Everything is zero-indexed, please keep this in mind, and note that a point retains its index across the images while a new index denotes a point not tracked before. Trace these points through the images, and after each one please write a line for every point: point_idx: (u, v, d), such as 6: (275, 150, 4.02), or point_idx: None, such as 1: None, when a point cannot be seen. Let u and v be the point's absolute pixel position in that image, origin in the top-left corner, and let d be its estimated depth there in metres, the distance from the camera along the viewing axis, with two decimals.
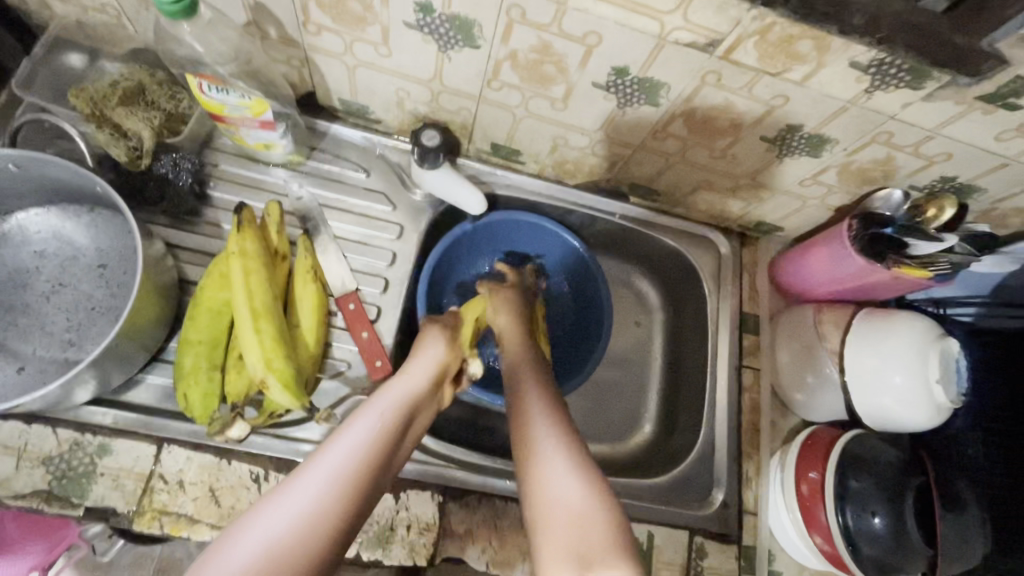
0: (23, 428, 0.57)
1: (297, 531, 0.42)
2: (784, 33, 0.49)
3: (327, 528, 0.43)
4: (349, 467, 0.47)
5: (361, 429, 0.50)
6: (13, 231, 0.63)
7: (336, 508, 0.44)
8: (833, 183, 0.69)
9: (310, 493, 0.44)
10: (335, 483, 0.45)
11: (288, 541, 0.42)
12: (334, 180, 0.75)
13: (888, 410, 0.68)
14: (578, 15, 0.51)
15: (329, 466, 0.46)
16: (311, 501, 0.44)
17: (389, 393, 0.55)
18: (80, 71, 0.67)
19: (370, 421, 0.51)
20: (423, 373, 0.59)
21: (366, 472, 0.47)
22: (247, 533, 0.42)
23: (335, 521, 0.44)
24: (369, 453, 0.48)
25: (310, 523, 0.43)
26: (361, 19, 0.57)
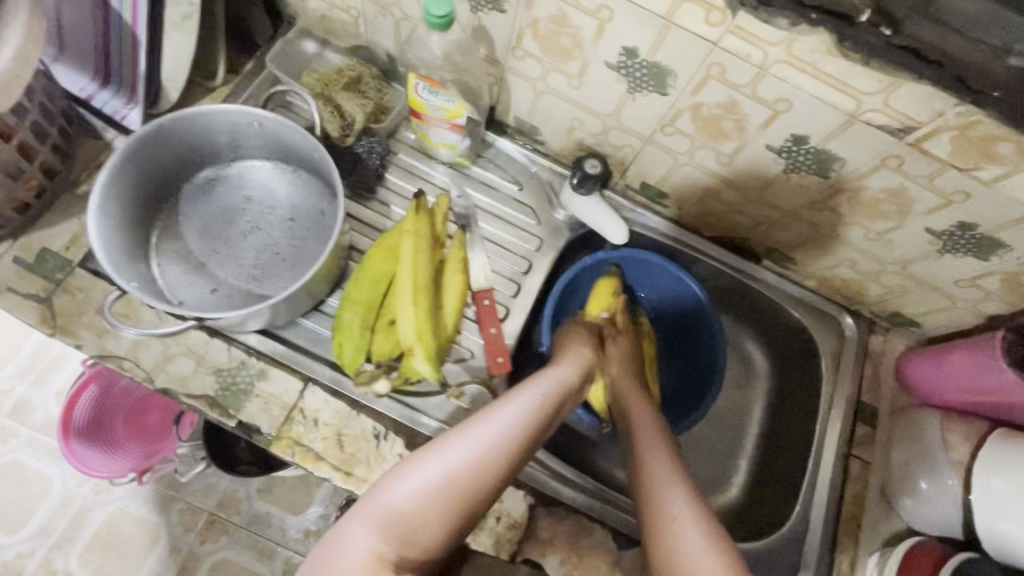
0: (206, 338, 0.66)
1: (472, 462, 0.51)
2: (986, 132, 0.50)
3: (491, 468, 0.51)
4: (515, 422, 0.55)
5: (525, 401, 0.57)
6: (232, 175, 0.74)
7: (512, 452, 0.53)
8: (993, 289, 0.67)
9: (495, 434, 0.53)
10: (505, 433, 0.53)
11: (476, 466, 0.51)
12: (491, 187, 0.82)
13: (1016, 540, 0.63)
14: (776, 83, 0.55)
15: (498, 421, 0.54)
16: (489, 441, 0.52)
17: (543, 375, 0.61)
18: (310, 56, 0.80)
19: (532, 396, 0.58)
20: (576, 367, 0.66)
21: (528, 433, 0.55)
22: (434, 451, 0.51)
23: (500, 463, 0.52)
24: (530, 417, 0.56)
25: (491, 459, 0.52)
26: (567, 54, 0.64)
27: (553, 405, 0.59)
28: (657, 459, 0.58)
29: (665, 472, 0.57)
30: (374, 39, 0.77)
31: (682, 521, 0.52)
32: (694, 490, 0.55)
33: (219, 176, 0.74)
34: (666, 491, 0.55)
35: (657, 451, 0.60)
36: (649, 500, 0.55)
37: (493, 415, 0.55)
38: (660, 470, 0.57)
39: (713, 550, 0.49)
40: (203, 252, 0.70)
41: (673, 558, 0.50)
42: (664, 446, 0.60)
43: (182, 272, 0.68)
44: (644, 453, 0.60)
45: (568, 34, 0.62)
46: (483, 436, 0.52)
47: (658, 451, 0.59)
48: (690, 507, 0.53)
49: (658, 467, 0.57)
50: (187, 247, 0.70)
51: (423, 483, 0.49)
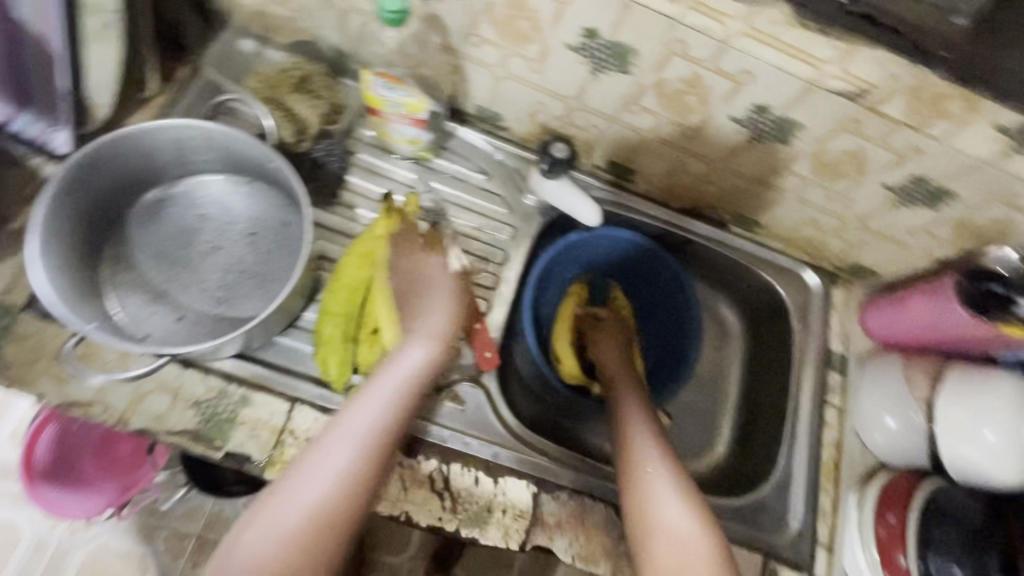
0: (179, 371, 0.63)
1: (346, 473, 0.49)
2: (937, 91, 0.52)
3: (360, 480, 0.49)
4: (378, 419, 0.52)
5: (377, 406, 0.52)
6: (181, 193, 0.69)
7: (366, 467, 0.49)
8: (944, 235, 0.71)
9: (345, 454, 0.49)
10: (368, 440, 0.50)
11: (331, 494, 0.48)
12: (458, 179, 0.80)
13: (978, 466, 0.68)
14: (737, 55, 0.55)
15: (353, 430, 0.51)
16: (354, 453, 0.50)
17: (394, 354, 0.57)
18: (250, 57, 0.75)
19: (384, 397, 0.53)
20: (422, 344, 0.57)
21: (391, 431, 0.52)
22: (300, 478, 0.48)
23: (371, 468, 0.50)
24: (392, 409, 0.53)
25: (343, 482, 0.48)
26: (525, 37, 0.62)
27: (409, 402, 0.54)
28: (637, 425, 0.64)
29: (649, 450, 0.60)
30: (318, 33, 0.73)
31: (664, 498, 0.55)
32: (678, 464, 0.59)
33: (167, 196, 0.69)
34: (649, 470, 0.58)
35: (642, 428, 0.63)
36: (633, 474, 0.59)
37: (340, 432, 0.50)
38: (638, 433, 0.63)
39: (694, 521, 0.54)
40: (162, 279, 0.66)
41: (656, 531, 0.53)
42: (647, 420, 0.65)
43: (142, 304, 0.64)
44: (630, 431, 0.63)
45: (525, 18, 0.60)
46: (343, 448, 0.50)
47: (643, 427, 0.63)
48: (675, 480, 0.57)
49: (640, 443, 0.61)
50: (144, 276, 0.66)
51: (281, 527, 0.46)
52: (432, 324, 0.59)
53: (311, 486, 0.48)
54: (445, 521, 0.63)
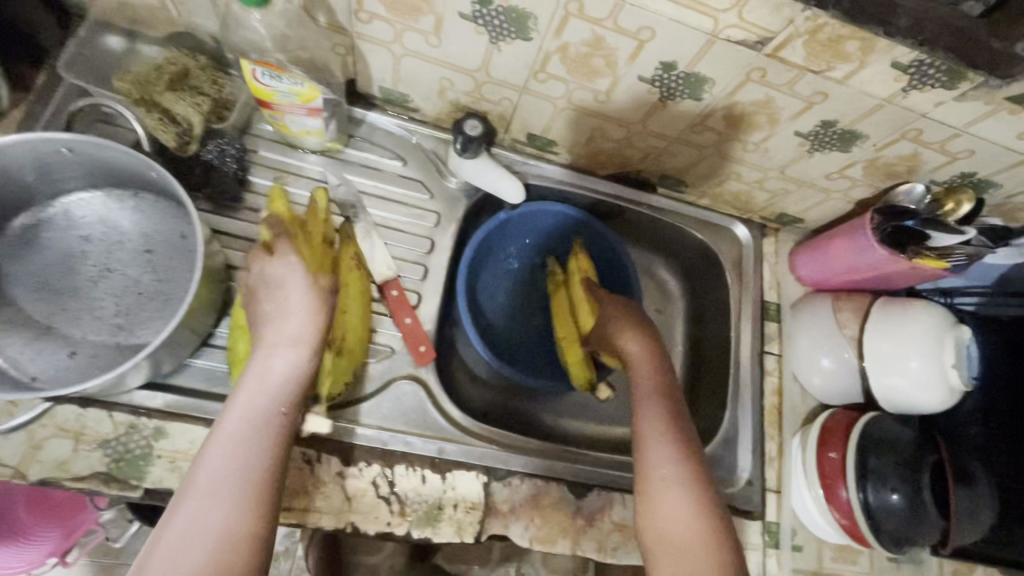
0: (79, 411, 0.57)
1: (226, 517, 0.43)
2: (833, 34, 0.52)
3: (247, 519, 0.44)
4: (252, 448, 0.47)
5: (243, 433, 0.47)
6: (57, 215, 0.63)
7: (248, 505, 0.45)
8: (859, 176, 0.72)
9: (220, 497, 0.44)
10: (246, 475, 0.46)
11: (212, 545, 0.42)
12: (372, 168, 0.76)
13: (904, 392, 0.72)
14: (634, 12, 0.53)
15: (218, 474, 0.45)
16: (227, 494, 0.44)
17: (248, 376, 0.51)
18: (118, 54, 0.67)
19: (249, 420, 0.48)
20: (285, 352, 0.53)
21: (270, 458, 0.47)
22: (168, 542, 0.42)
23: (253, 504, 0.45)
24: (263, 432, 0.48)
25: (226, 527, 0.43)
26: (416, 9, 0.58)
27: (276, 418, 0.49)
28: (647, 414, 0.58)
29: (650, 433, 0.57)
30: (192, 22, 0.66)
31: (661, 489, 0.53)
32: (684, 457, 0.55)
33: (40, 219, 0.62)
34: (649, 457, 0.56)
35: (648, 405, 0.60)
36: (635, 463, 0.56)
37: (206, 475, 0.45)
38: (650, 428, 0.57)
39: (691, 511, 0.52)
40: (45, 313, 0.60)
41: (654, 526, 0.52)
42: (660, 407, 0.59)
43: (25, 343, 0.58)
44: (632, 413, 0.60)
45: None
46: (212, 493, 0.44)
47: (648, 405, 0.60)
48: (673, 463, 0.55)
49: (652, 439, 0.56)
50: (23, 311, 0.59)
51: None
52: (286, 329, 0.54)
53: (182, 551, 0.41)
54: (394, 525, 0.61)
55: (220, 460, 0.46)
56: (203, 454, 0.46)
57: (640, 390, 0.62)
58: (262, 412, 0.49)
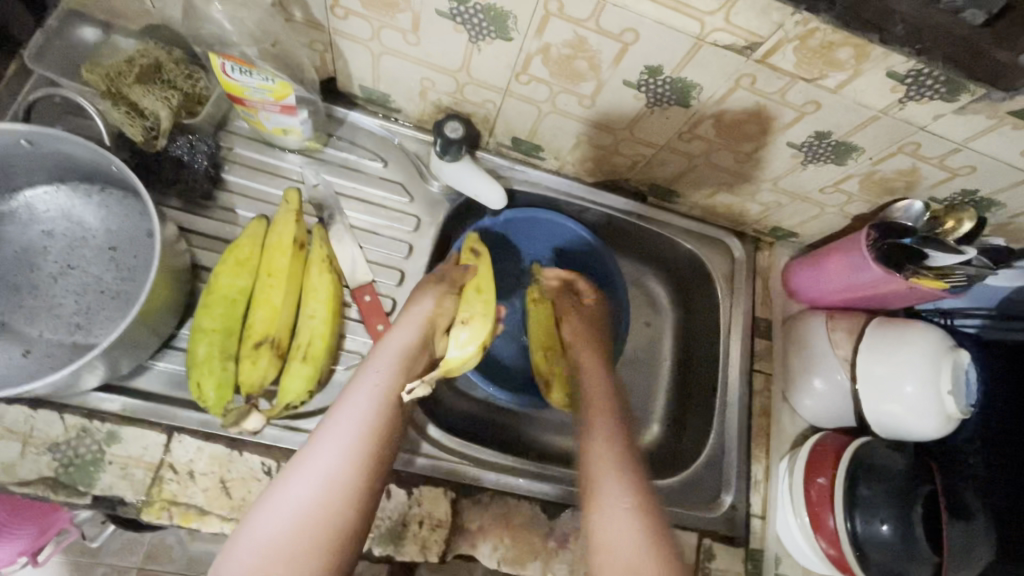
0: (29, 413, 0.55)
1: (321, 495, 0.48)
2: (825, 39, 0.49)
3: (344, 497, 0.48)
4: (357, 435, 0.51)
5: (358, 406, 0.53)
6: (22, 209, 0.61)
7: (350, 478, 0.49)
8: (855, 191, 0.69)
9: (327, 461, 0.50)
10: (346, 453, 0.50)
11: (313, 508, 0.47)
12: (351, 169, 0.74)
13: (898, 418, 0.68)
14: (616, 12, 0.51)
15: (335, 442, 0.51)
16: (327, 474, 0.49)
17: (380, 360, 0.57)
18: (93, 45, 0.65)
19: (364, 393, 0.54)
20: (407, 331, 0.60)
21: (372, 441, 0.52)
22: (274, 506, 0.48)
23: (352, 484, 0.49)
24: (372, 420, 0.52)
25: (326, 493, 0.48)
26: (392, 6, 0.56)
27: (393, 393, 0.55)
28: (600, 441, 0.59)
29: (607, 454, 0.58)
30: (168, 14, 0.64)
31: (609, 508, 0.54)
32: (634, 479, 0.56)
33: (4, 213, 0.61)
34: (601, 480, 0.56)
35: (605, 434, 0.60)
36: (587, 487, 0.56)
37: (319, 442, 0.51)
38: (606, 453, 0.58)
39: (634, 525, 0.53)
40: (2, 309, 0.58)
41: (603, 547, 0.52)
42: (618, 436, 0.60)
43: None
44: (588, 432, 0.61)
45: None
46: (319, 470, 0.49)
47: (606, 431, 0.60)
48: (621, 486, 0.55)
49: (604, 463, 0.57)
50: None
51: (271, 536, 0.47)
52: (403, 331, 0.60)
53: (292, 505, 0.48)
54: None
55: (340, 433, 0.51)
56: (322, 427, 0.52)
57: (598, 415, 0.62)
58: (377, 384, 0.55)
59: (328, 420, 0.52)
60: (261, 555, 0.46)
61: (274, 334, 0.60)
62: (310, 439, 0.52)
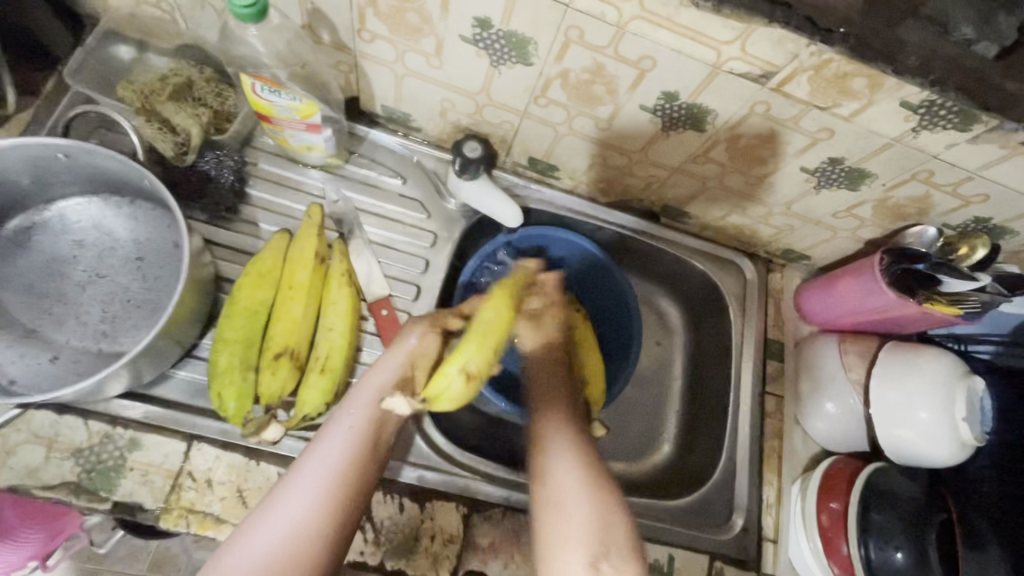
0: (55, 418, 0.57)
1: (284, 546, 0.45)
2: (839, 70, 0.50)
3: (309, 548, 0.45)
4: (326, 482, 0.48)
5: (335, 443, 0.51)
6: (55, 219, 0.64)
7: (320, 521, 0.46)
8: (867, 216, 0.70)
9: (296, 505, 0.47)
10: (312, 502, 0.47)
11: (279, 554, 0.44)
12: (371, 186, 0.75)
13: (912, 444, 0.68)
14: (635, 40, 0.52)
15: (308, 483, 0.48)
16: (291, 523, 0.46)
17: (353, 402, 0.54)
18: (128, 64, 0.68)
19: (341, 432, 0.52)
20: (390, 370, 0.57)
21: (343, 489, 0.49)
22: (231, 557, 0.45)
23: (318, 533, 0.46)
24: (343, 466, 0.50)
25: (295, 536, 0.45)
26: (417, 31, 0.58)
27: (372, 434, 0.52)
28: (551, 427, 0.53)
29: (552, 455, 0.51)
30: (200, 35, 0.67)
31: (567, 513, 0.47)
32: (584, 462, 0.50)
33: (38, 223, 0.63)
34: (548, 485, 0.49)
35: (555, 432, 0.53)
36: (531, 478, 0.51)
37: (289, 486, 0.48)
38: (553, 439, 0.52)
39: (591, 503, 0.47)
40: (32, 316, 0.60)
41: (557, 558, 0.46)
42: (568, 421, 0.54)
43: (9, 344, 0.58)
44: (539, 425, 0.54)
45: (413, 9, 0.56)
46: (289, 511, 0.46)
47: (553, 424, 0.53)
48: (569, 472, 0.49)
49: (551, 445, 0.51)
50: (10, 313, 0.59)
51: None
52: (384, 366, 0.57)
53: (254, 549, 0.44)
54: (367, 554, 0.59)
55: (314, 470, 0.49)
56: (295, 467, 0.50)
57: (550, 405, 0.55)
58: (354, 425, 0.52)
59: (301, 460, 0.50)
60: None
61: (293, 346, 0.61)
62: (279, 483, 0.49)
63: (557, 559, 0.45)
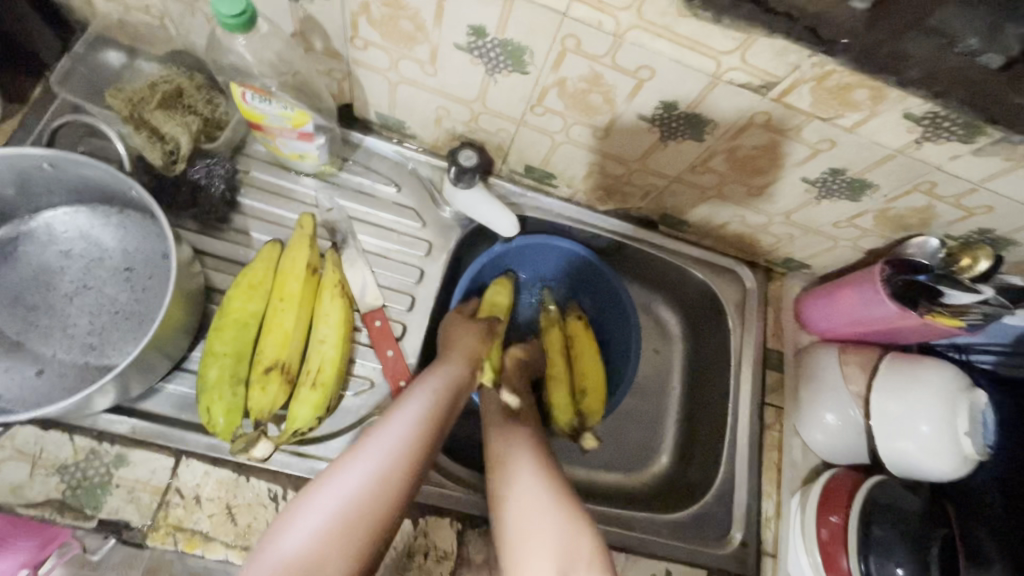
0: (40, 433, 0.56)
1: (370, 486, 0.51)
2: (841, 81, 0.49)
3: (391, 490, 0.52)
4: (407, 439, 0.55)
5: (415, 408, 0.58)
6: (42, 229, 0.62)
7: (399, 472, 0.53)
8: (869, 226, 0.69)
9: (377, 457, 0.53)
10: (395, 451, 0.54)
11: (364, 494, 0.51)
12: (365, 194, 0.74)
13: (914, 458, 0.67)
14: (633, 50, 0.51)
15: (390, 439, 0.54)
16: (377, 466, 0.52)
17: (433, 376, 0.62)
18: (117, 70, 0.67)
19: (420, 400, 0.59)
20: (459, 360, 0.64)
21: (419, 448, 0.55)
22: (322, 493, 0.51)
23: (398, 478, 0.52)
24: (422, 425, 0.56)
25: (380, 481, 0.52)
26: (411, 38, 0.57)
27: (443, 409, 0.59)
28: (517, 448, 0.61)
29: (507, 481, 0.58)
30: (191, 41, 0.66)
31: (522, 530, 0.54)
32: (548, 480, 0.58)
33: (25, 233, 0.62)
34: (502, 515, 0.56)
35: (517, 444, 0.62)
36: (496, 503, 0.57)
37: (372, 440, 0.54)
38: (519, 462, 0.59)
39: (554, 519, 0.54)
40: (18, 328, 0.59)
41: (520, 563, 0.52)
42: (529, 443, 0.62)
43: None
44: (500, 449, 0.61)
45: (407, 17, 0.54)
46: (372, 460, 0.53)
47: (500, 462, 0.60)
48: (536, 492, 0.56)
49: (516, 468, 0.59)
50: None
51: (318, 520, 0.49)
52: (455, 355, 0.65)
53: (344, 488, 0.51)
54: None
55: (398, 430, 0.55)
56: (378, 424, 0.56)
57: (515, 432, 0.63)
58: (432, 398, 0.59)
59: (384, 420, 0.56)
60: (310, 534, 0.48)
61: (284, 359, 0.60)
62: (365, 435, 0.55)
63: (521, 541, 0.53)
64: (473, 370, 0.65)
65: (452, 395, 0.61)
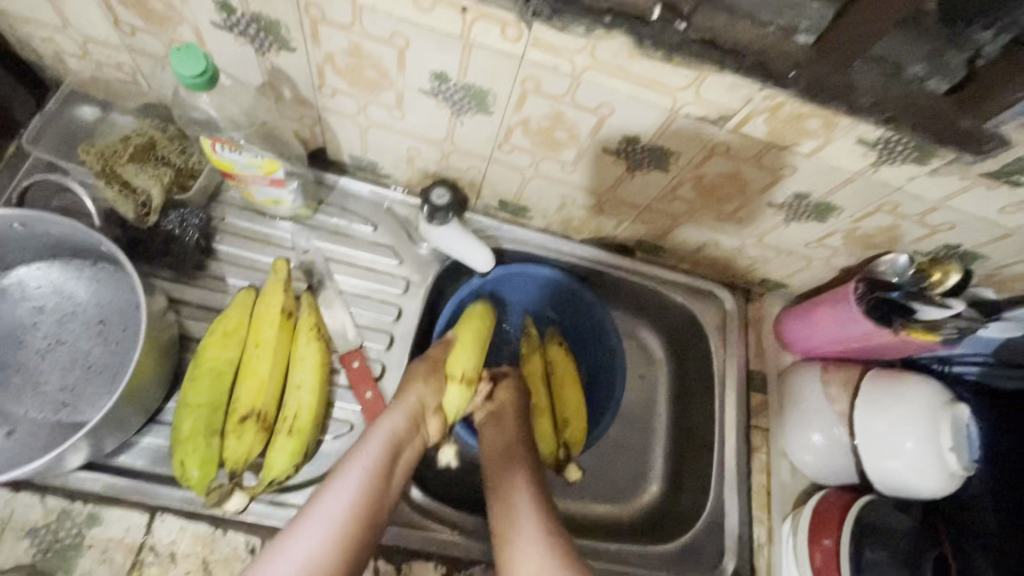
0: (9, 496, 0.55)
1: None
2: (794, 111, 0.50)
3: None
4: (341, 524, 0.52)
5: (349, 485, 0.54)
6: (13, 286, 0.62)
7: (331, 561, 0.50)
8: (839, 245, 0.70)
9: (308, 545, 0.50)
10: (327, 539, 0.51)
11: None
12: (341, 234, 0.75)
13: (900, 476, 0.66)
14: (591, 89, 0.52)
15: (322, 523, 0.51)
16: (306, 559, 0.49)
17: (370, 440, 0.58)
18: (91, 124, 0.68)
19: (357, 473, 0.55)
20: (398, 417, 0.61)
21: (354, 529, 0.52)
22: None
23: (332, 570, 0.50)
24: (357, 506, 0.53)
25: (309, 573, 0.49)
26: (376, 85, 0.58)
27: (378, 483, 0.56)
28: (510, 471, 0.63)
29: (514, 515, 0.58)
30: (163, 94, 0.67)
31: (524, 530, 0.57)
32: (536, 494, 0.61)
33: None
34: (515, 502, 0.60)
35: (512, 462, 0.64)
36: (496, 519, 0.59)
37: (303, 525, 0.51)
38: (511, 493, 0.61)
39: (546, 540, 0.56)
40: None
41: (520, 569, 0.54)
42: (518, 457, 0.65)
43: None
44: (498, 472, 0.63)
45: (371, 66, 0.56)
46: (303, 544, 0.50)
47: (516, 474, 0.63)
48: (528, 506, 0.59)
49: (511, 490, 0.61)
50: None
51: None
52: (390, 420, 0.60)
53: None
54: None
55: (332, 510, 0.52)
56: (310, 505, 0.53)
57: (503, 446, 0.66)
58: (366, 473, 0.55)
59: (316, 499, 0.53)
60: None
61: (260, 406, 0.59)
62: (297, 517, 0.52)
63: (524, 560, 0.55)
64: (417, 425, 0.61)
65: (389, 463, 0.58)
